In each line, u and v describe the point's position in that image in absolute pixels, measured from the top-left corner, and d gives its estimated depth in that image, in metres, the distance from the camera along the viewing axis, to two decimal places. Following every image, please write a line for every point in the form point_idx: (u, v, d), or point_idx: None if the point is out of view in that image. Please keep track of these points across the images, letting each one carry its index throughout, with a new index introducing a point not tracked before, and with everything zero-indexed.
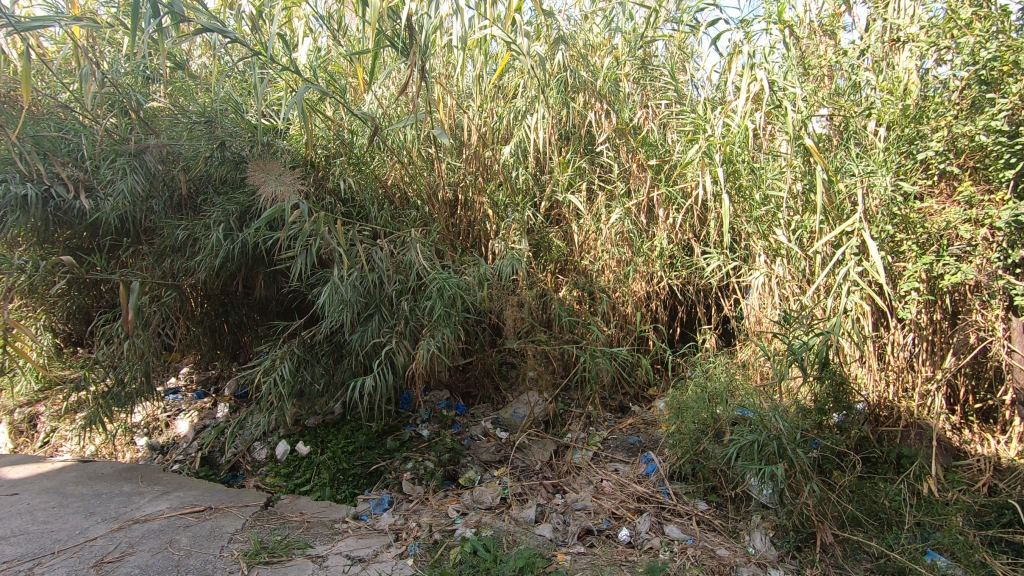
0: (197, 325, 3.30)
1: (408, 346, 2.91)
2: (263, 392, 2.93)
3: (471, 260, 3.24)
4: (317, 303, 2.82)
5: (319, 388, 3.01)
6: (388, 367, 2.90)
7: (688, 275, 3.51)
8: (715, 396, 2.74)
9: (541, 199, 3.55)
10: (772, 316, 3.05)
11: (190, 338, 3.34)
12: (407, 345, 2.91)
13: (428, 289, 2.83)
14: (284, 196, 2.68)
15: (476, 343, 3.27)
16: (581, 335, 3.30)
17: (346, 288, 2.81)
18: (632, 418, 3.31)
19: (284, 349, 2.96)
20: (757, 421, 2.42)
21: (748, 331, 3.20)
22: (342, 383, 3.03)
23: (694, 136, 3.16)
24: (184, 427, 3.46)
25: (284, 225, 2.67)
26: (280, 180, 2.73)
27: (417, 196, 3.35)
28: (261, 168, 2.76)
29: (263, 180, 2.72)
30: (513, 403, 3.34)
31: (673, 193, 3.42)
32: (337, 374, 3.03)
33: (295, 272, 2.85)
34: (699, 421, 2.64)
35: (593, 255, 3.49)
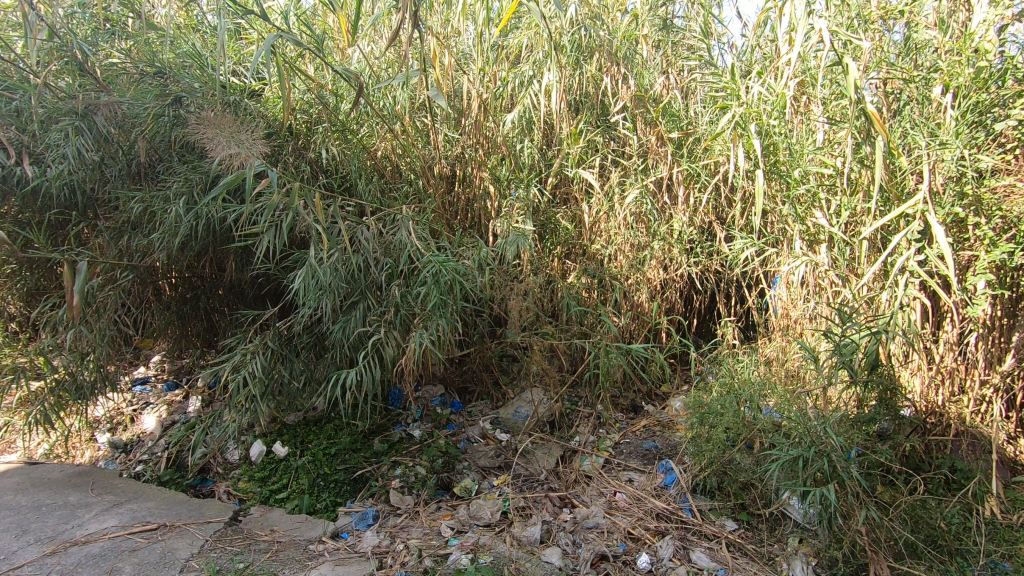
0: (158, 308, 2.95)
1: (399, 338, 2.55)
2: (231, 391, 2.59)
3: (470, 242, 2.90)
4: (291, 290, 2.45)
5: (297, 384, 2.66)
6: (374, 362, 2.54)
7: (708, 261, 3.19)
8: (743, 397, 2.43)
9: (548, 174, 3.18)
10: (800, 309, 2.80)
11: (157, 324, 3.00)
12: (398, 338, 2.56)
13: (420, 275, 2.47)
14: (247, 160, 2.31)
15: (475, 334, 2.94)
16: (591, 327, 3.00)
17: (326, 271, 2.45)
18: (646, 419, 3.01)
19: (256, 341, 2.61)
20: (800, 433, 2.11)
21: (773, 327, 2.95)
22: (323, 380, 2.68)
23: (727, 104, 2.79)
24: (151, 422, 3.14)
25: (249, 196, 2.27)
26: (241, 147, 2.34)
27: (410, 169, 3.00)
28: (212, 125, 2.38)
29: (218, 141, 2.34)
30: (514, 401, 3.02)
31: (696, 170, 3.07)
32: (319, 369, 2.69)
33: (263, 252, 2.45)
34: (727, 428, 2.34)
35: (605, 238, 3.16)
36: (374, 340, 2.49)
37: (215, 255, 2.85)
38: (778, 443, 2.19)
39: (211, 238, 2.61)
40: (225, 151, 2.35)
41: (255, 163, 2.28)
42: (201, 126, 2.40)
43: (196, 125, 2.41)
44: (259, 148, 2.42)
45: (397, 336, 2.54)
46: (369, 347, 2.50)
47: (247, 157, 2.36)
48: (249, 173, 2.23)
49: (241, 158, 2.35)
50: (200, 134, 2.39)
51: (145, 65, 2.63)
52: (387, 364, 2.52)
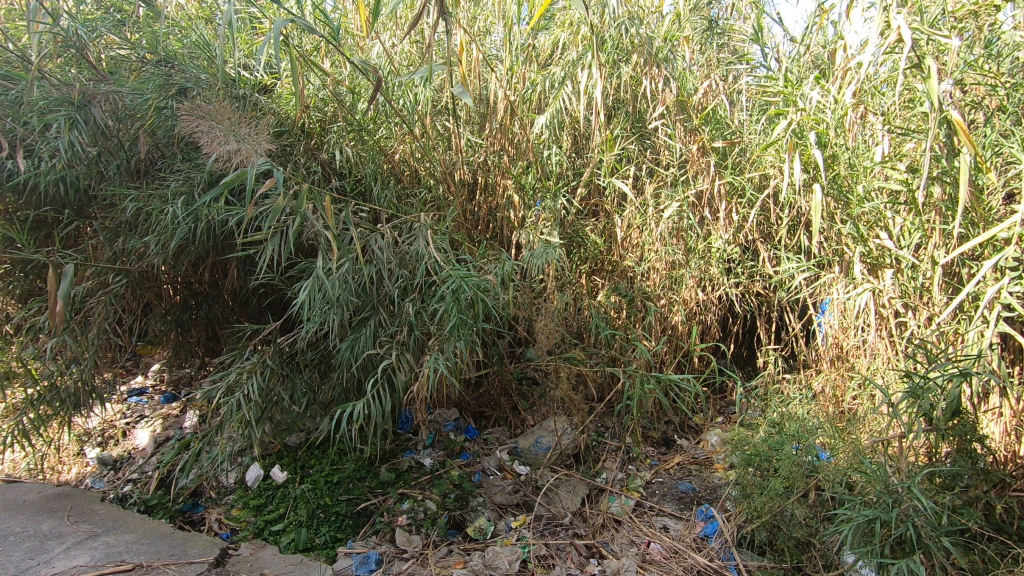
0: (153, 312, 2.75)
1: (411, 362, 2.30)
2: (225, 413, 2.35)
3: (493, 254, 2.68)
4: (292, 303, 2.21)
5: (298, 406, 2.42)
6: (382, 387, 2.28)
7: (749, 283, 2.96)
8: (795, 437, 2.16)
9: (578, 184, 2.96)
10: (854, 339, 2.55)
11: (155, 334, 2.80)
12: (411, 361, 2.31)
13: (438, 292, 2.22)
14: (250, 158, 2.11)
15: (495, 355, 2.71)
16: (620, 352, 2.80)
17: (335, 284, 2.23)
18: (680, 455, 2.75)
19: (253, 359, 2.39)
20: (880, 492, 1.86)
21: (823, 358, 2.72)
22: (327, 401, 2.44)
23: (782, 110, 2.54)
24: (144, 438, 2.93)
25: (250, 196, 2.04)
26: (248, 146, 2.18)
27: (430, 175, 2.80)
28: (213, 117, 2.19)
29: (220, 136, 2.15)
30: (534, 430, 2.77)
31: (740, 183, 2.83)
32: (323, 390, 2.45)
33: (265, 261, 2.22)
34: (784, 477, 2.06)
35: (638, 254, 2.93)
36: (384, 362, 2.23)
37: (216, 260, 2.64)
38: (846, 500, 1.95)
39: (211, 243, 2.40)
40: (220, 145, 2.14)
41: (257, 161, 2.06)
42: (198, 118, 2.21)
43: (186, 112, 2.20)
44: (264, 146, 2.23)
45: (411, 357, 2.30)
46: (379, 370, 2.24)
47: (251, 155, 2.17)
48: (249, 172, 1.99)
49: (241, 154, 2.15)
50: (192, 126, 2.17)
51: (149, 52, 2.44)
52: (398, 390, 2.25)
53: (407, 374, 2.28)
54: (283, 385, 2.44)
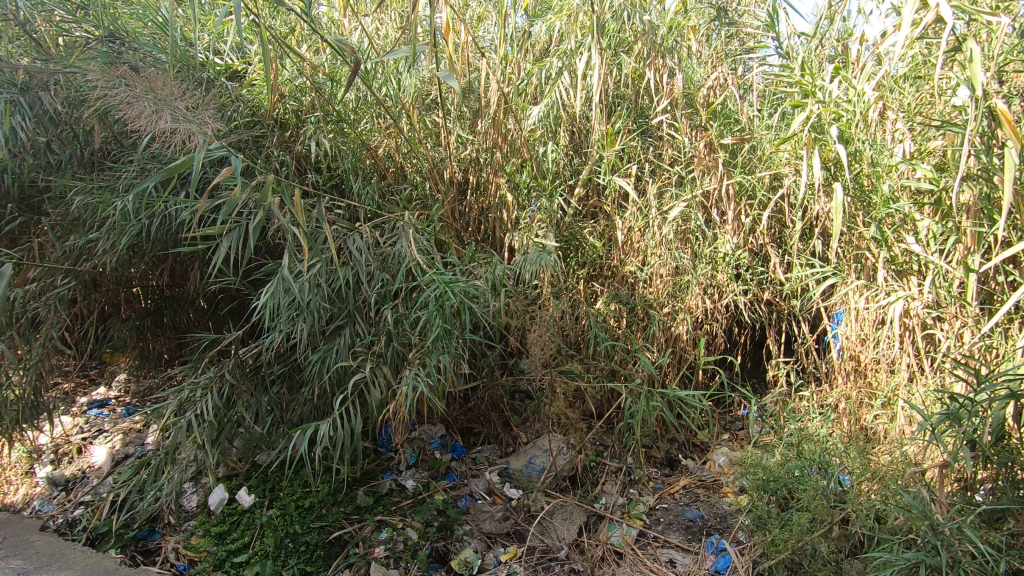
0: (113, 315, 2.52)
1: (388, 376, 2.06)
2: (182, 431, 2.12)
3: (483, 257, 2.48)
4: (254, 309, 1.98)
5: (264, 423, 2.18)
6: (355, 404, 2.04)
7: (758, 290, 2.78)
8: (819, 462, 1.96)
9: (577, 182, 2.76)
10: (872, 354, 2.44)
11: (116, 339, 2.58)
12: (390, 374, 2.08)
13: (420, 298, 1.99)
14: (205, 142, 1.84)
15: (485, 367, 2.49)
16: (621, 364, 2.61)
17: (304, 288, 2.00)
18: (685, 477, 2.54)
19: (211, 374, 2.16)
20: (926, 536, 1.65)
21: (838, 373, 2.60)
22: (297, 418, 2.21)
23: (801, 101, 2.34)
24: (101, 455, 2.68)
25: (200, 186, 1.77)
26: (204, 134, 1.98)
27: (416, 171, 2.60)
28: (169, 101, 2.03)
29: (185, 128, 1.97)
30: (526, 448, 2.55)
31: (750, 182, 2.64)
32: (292, 406, 2.21)
33: (217, 263, 1.94)
34: (810, 511, 1.86)
35: (639, 258, 2.74)
36: (358, 377, 1.99)
37: (177, 261, 2.39)
38: (888, 541, 1.75)
39: (165, 239, 2.17)
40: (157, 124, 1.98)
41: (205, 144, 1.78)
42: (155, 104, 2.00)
43: (142, 96, 1.99)
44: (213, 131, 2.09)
45: (389, 370, 2.07)
46: (352, 385, 2.00)
47: (195, 134, 2.01)
48: (195, 157, 1.71)
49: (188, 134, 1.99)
50: (146, 111, 1.98)
51: (101, 30, 2.22)
52: (373, 407, 2.01)
53: (385, 389, 2.05)
54: (247, 400, 2.20)
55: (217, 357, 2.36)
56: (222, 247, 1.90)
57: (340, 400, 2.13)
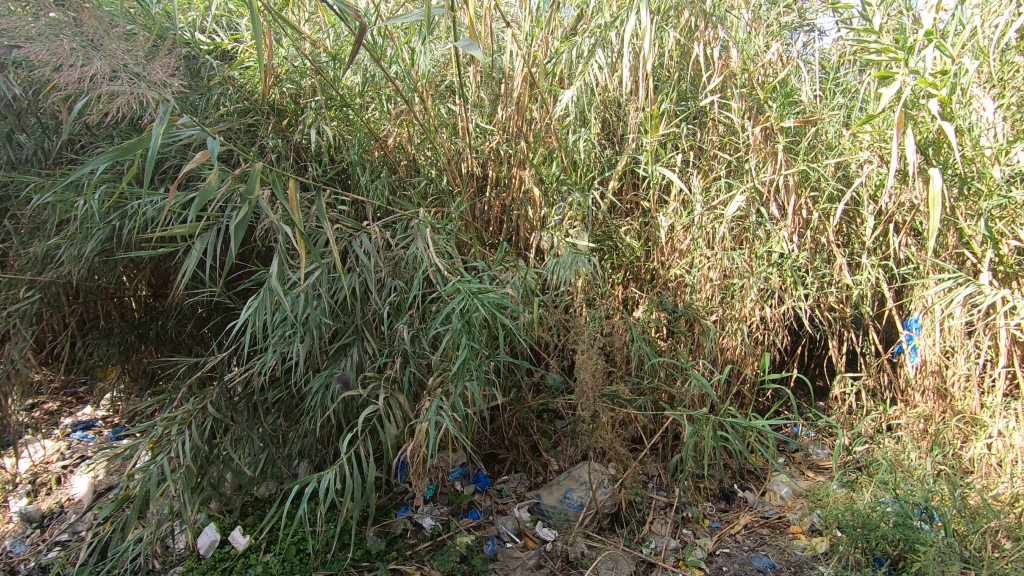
0: (94, 335, 2.25)
1: (405, 404, 1.75)
2: (161, 469, 1.80)
3: (510, 261, 2.17)
4: (237, 326, 1.65)
5: (255, 461, 1.85)
6: (363, 442, 1.70)
7: (821, 295, 2.45)
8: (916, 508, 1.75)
9: (612, 172, 2.44)
10: (962, 368, 2.24)
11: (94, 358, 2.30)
12: (406, 402, 1.77)
13: (443, 313, 1.67)
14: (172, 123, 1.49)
15: (513, 388, 2.17)
16: (668, 382, 2.30)
17: (302, 301, 1.68)
18: (744, 513, 2.21)
19: (192, 405, 1.83)
20: None
21: (918, 390, 2.36)
22: (295, 453, 1.89)
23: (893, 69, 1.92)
24: (82, 487, 2.38)
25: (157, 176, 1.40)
26: (150, 93, 1.67)
27: (431, 163, 2.29)
28: (146, 83, 1.72)
29: (132, 91, 1.67)
30: (560, 480, 2.23)
31: (814, 171, 2.30)
32: (291, 436, 1.90)
33: (187, 275, 1.61)
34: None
35: (685, 260, 2.42)
36: (367, 411, 1.65)
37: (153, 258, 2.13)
38: None
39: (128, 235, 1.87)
40: (85, 78, 1.70)
41: (165, 112, 1.39)
42: (125, 86, 1.67)
43: (89, 57, 1.69)
44: (171, 95, 1.77)
45: (405, 399, 1.75)
46: (362, 419, 1.67)
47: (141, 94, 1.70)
48: (153, 134, 1.34)
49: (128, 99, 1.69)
50: (99, 79, 1.68)
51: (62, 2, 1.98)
52: (387, 445, 1.69)
53: (400, 422, 1.72)
54: (236, 431, 1.89)
55: (203, 377, 2.04)
56: (198, 245, 1.56)
57: (346, 434, 1.81)
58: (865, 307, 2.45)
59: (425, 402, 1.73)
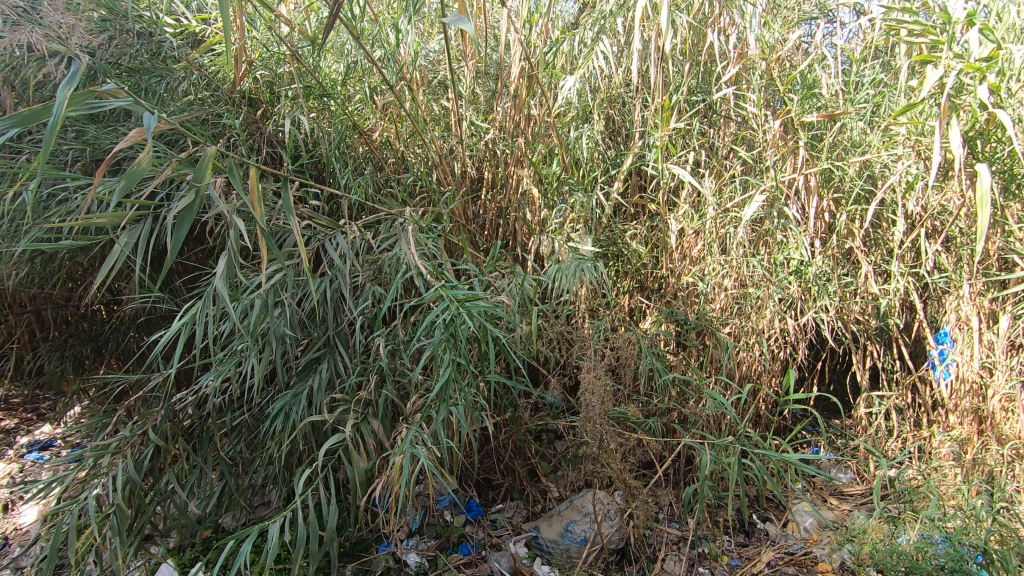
0: (52, 355, 2.13)
1: (382, 429, 1.52)
2: (100, 502, 1.56)
3: (506, 267, 1.97)
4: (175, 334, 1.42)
5: (208, 494, 1.62)
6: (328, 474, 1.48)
7: (845, 305, 2.24)
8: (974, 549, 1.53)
9: (618, 171, 2.24)
10: (1004, 387, 2.06)
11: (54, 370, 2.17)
12: (384, 426, 1.54)
13: (425, 325, 1.46)
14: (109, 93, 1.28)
15: (507, 407, 1.95)
16: (680, 400, 2.09)
17: (264, 309, 1.46)
18: (766, 548, 1.99)
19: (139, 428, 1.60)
20: None
21: (953, 411, 2.18)
22: (256, 486, 1.67)
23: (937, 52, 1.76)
24: (31, 516, 2.14)
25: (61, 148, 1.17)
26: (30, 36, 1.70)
27: (420, 160, 2.10)
28: (34, 26, 1.74)
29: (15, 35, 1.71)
30: (561, 511, 2.01)
31: (838, 170, 2.11)
32: (253, 464, 1.67)
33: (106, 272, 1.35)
34: None
35: (698, 267, 2.22)
36: (334, 438, 1.43)
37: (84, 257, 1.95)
38: None
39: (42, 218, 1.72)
40: None
41: (77, 72, 1.17)
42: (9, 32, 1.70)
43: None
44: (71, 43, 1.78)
45: (379, 425, 1.53)
46: (327, 448, 1.45)
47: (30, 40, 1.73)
48: (58, 96, 1.12)
49: (8, 44, 1.73)
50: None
51: None
52: (356, 480, 1.46)
53: (373, 452, 1.51)
54: (189, 458, 1.66)
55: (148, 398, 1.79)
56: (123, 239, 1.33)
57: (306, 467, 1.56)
58: (894, 319, 2.25)
59: (402, 429, 1.51)
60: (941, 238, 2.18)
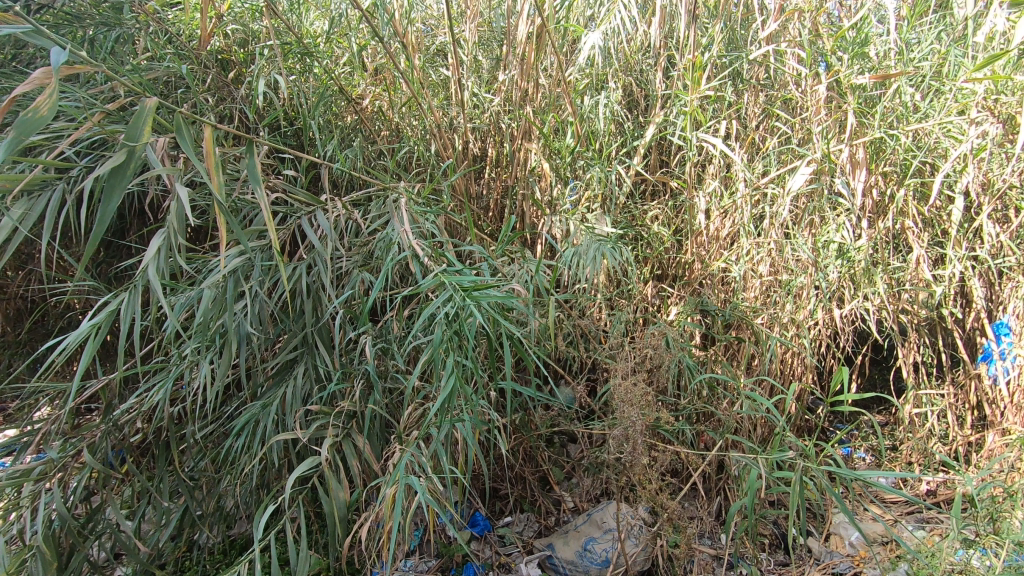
0: (3, 356, 2.05)
1: (368, 447, 1.29)
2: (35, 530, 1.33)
3: (515, 251, 1.73)
4: (86, 328, 1.23)
5: (168, 519, 1.40)
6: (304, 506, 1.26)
7: (894, 293, 2.00)
8: None
9: (639, 143, 1.99)
10: None
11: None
12: (369, 446, 1.32)
13: (423, 321, 1.20)
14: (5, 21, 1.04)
15: (515, 411, 1.73)
16: (710, 400, 1.86)
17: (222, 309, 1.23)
18: (809, 566, 1.77)
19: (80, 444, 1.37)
20: None
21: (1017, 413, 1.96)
22: (224, 507, 1.44)
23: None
24: None
25: None
26: None
27: (415, 130, 1.85)
28: None
29: None
30: (577, 525, 1.78)
31: (891, 139, 1.86)
32: (216, 486, 1.43)
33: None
34: None
35: (728, 251, 1.98)
36: (310, 461, 1.20)
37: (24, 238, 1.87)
38: None
39: None
40: None
41: None
42: None
43: None
44: None
45: (366, 442, 1.31)
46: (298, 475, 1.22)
47: None
48: None
49: None
50: None
51: None
52: (334, 513, 1.23)
53: (359, 475, 1.28)
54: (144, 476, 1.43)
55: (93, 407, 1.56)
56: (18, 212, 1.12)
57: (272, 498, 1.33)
58: (949, 309, 2.01)
59: (395, 448, 1.28)
60: (1004, 219, 1.93)
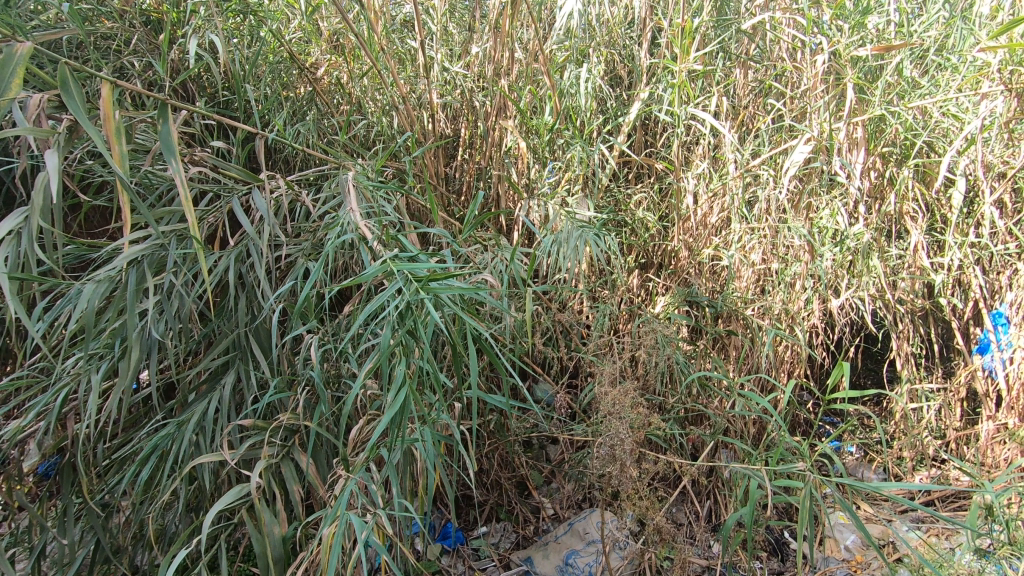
0: None
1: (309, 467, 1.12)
2: None
3: (486, 237, 1.56)
4: None
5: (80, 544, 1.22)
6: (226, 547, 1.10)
7: (891, 282, 1.88)
8: None
9: (623, 121, 1.83)
10: None
11: None
12: (311, 471, 1.15)
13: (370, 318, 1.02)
14: None
15: (488, 414, 1.58)
16: (701, 399, 1.72)
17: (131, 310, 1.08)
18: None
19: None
20: None
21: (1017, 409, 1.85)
22: (147, 530, 1.26)
23: None
24: None
25: None
26: None
27: (376, 102, 1.65)
28: None
29: None
30: (559, 539, 1.63)
31: (892, 116, 1.73)
32: (138, 506, 1.25)
33: None
34: None
35: (718, 237, 1.84)
36: (236, 490, 1.05)
37: None
38: None
39: None
40: None
41: None
42: None
43: None
44: None
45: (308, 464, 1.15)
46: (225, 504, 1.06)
47: None
48: None
49: None
50: None
51: None
52: (266, 553, 1.08)
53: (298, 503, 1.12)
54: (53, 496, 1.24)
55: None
56: None
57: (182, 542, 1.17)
58: (949, 299, 1.90)
59: (341, 474, 1.11)
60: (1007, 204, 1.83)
